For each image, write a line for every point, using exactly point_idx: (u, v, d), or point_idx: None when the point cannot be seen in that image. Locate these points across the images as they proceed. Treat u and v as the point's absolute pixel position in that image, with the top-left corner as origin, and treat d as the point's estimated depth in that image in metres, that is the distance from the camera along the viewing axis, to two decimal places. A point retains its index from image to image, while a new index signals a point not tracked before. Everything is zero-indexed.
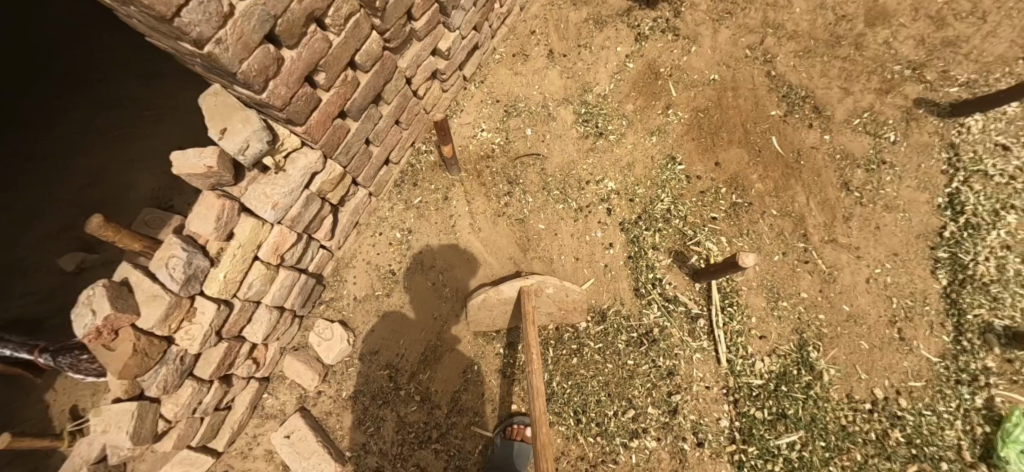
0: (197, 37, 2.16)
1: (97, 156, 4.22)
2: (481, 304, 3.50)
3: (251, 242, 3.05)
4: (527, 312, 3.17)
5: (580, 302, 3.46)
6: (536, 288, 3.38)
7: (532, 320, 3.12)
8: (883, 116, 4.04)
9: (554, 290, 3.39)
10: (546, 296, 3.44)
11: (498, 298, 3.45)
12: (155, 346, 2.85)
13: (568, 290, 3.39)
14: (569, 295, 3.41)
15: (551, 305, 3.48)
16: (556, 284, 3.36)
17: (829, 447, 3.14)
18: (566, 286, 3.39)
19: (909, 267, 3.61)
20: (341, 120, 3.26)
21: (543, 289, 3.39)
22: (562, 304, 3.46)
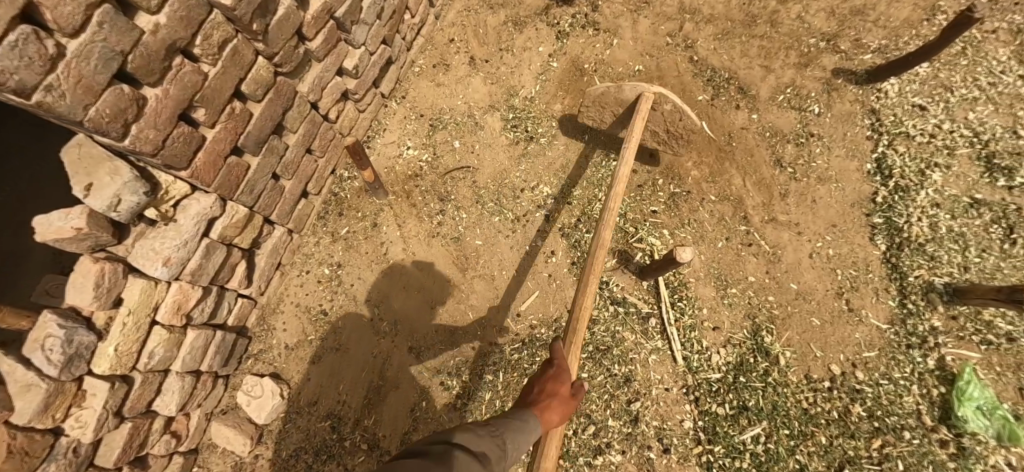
0: (17, 86, 1.90)
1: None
2: (598, 100, 3.57)
3: (144, 305, 2.73)
4: (641, 110, 3.35)
5: (689, 132, 3.48)
6: (657, 96, 3.38)
7: (642, 115, 3.35)
8: (805, 90, 4.05)
9: (670, 108, 3.39)
10: (661, 110, 3.48)
11: (615, 98, 3.47)
12: (37, 442, 2.47)
13: (683, 113, 3.35)
14: (683, 120, 3.41)
15: (660, 121, 3.56)
16: (673, 102, 3.34)
17: (793, 434, 3.04)
18: (682, 109, 3.35)
19: (849, 237, 3.60)
20: (237, 156, 3.00)
21: (663, 101, 3.37)
22: (670, 126, 3.52)
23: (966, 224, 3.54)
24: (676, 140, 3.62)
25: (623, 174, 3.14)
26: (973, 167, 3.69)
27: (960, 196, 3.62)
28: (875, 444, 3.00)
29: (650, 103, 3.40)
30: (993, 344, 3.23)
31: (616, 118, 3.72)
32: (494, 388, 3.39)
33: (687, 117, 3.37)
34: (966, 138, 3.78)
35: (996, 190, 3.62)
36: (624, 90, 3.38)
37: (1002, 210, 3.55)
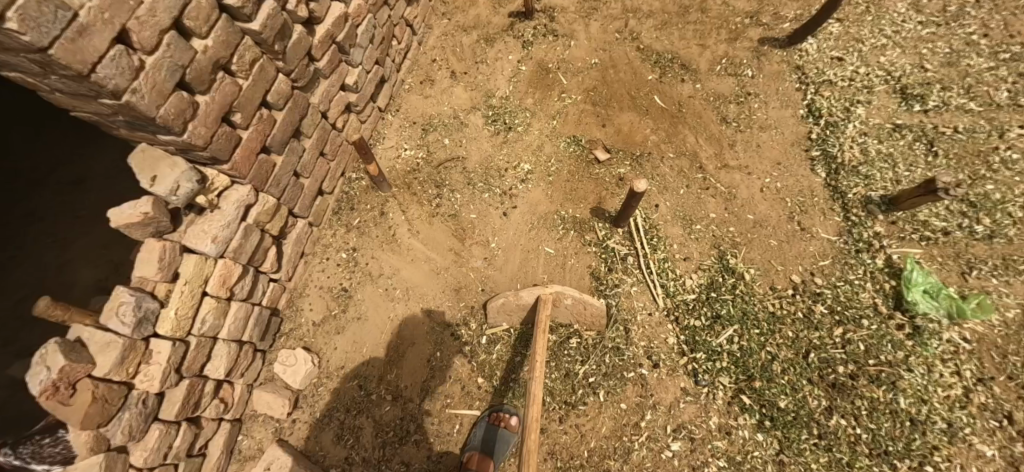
0: (114, 88, 2.57)
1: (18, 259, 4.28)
2: (502, 308, 3.69)
3: (197, 276, 3.27)
4: (541, 317, 3.33)
5: (598, 316, 3.56)
6: (556, 296, 3.51)
7: (544, 329, 3.26)
8: (738, 59, 4.71)
9: (572, 301, 3.52)
10: (566, 305, 3.59)
11: (517, 305, 3.61)
12: (114, 392, 2.97)
13: (587, 303, 3.49)
14: (589, 307, 3.52)
15: (566, 315, 3.64)
16: (572, 296, 3.48)
17: (762, 332, 3.42)
18: (585, 300, 3.49)
19: (793, 171, 4.12)
20: (266, 155, 3.65)
21: (563, 298, 3.51)
22: (580, 315, 3.61)
23: (892, 145, 4.06)
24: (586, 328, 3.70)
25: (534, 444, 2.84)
26: (891, 99, 4.26)
27: (884, 123, 4.17)
28: (837, 331, 3.37)
29: (550, 310, 3.43)
30: (932, 239, 3.67)
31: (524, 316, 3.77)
32: (496, 337, 3.81)
33: (591, 305, 3.49)
34: (881, 77, 4.37)
35: (914, 114, 4.17)
36: (522, 296, 3.57)
37: (921, 129, 4.08)
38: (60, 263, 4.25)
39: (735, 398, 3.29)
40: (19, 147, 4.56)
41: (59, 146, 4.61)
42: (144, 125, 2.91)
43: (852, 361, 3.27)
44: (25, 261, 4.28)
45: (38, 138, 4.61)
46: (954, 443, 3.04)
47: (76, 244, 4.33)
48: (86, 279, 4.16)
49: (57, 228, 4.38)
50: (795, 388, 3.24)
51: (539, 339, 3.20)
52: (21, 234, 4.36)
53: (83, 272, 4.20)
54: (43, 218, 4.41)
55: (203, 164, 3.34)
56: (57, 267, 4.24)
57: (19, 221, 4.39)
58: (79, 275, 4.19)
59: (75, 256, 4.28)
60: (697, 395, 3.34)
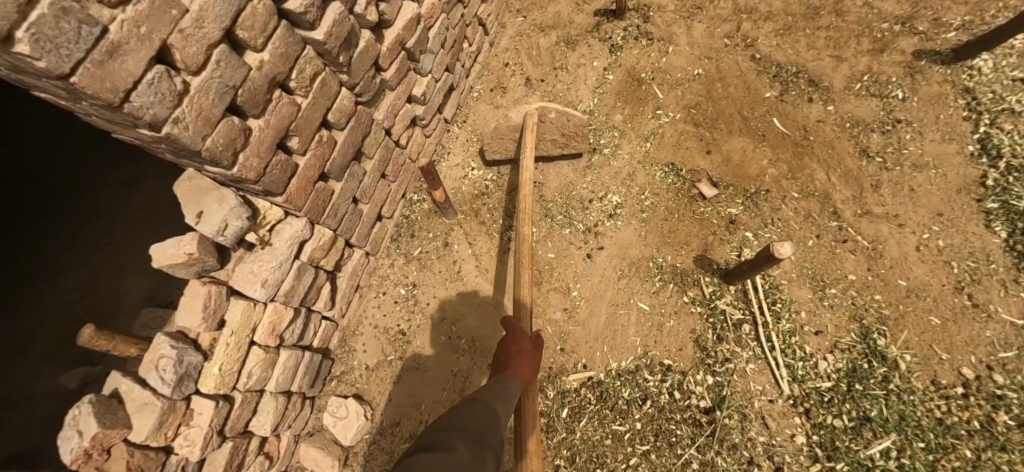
0: (151, 119, 2.11)
1: (66, 257, 3.96)
2: (494, 135, 3.65)
3: (244, 326, 2.84)
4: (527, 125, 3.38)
5: (582, 127, 3.57)
6: (541, 110, 3.43)
7: (530, 149, 3.31)
8: (884, 76, 3.81)
9: (555, 114, 3.44)
10: (550, 121, 3.53)
11: (506, 127, 3.54)
12: (150, 460, 2.58)
13: (569, 114, 3.43)
14: (572, 118, 3.49)
15: (553, 131, 3.62)
16: (555, 109, 3.38)
17: (930, 448, 2.67)
18: (567, 111, 3.44)
19: (959, 226, 3.27)
20: (324, 182, 3.16)
21: (547, 111, 3.43)
22: (564, 129, 3.58)
23: None
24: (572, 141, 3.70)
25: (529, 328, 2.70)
26: None
27: None
28: None
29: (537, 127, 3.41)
30: None
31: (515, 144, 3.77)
32: (577, 408, 3.14)
33: (574, 116, 3.44)
34: None
35: None
36: (511, 115, 3.49)
37: None
38: (114, 267, 3.96)
39: None
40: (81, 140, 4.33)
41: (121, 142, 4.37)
42: (189, 157, 2.46)
43: None
44: (73, 264, 3.96)
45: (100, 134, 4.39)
46: None
47: (128, 247, 4.02)
48: (142, 288, 3.89)
49: (108, 230, 4.07)
50: None
51: (524, 166, 3.26)
52: (71, 231, 4.05)
53: (136, 280, 3.93)
54: (95, 215, 4.11)
55: (255, 196, 2.87)
56: (109, 271, 3.95)
57: (68, 219, 4.08)
58: (131, 283, 3.92)
59: (127, 259, 3.98)
60: None
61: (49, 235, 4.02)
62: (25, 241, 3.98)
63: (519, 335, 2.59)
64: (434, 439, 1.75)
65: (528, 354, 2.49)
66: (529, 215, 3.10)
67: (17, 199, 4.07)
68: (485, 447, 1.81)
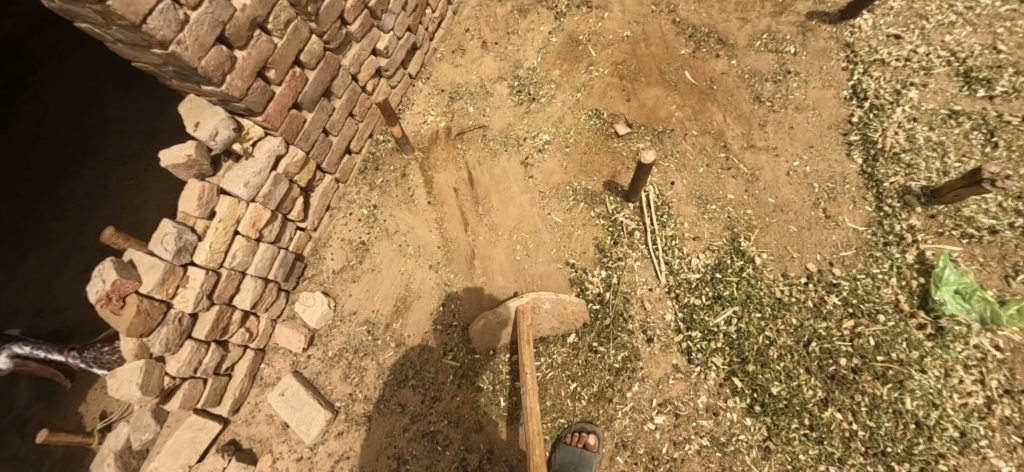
0: (161, 39, 2.86)
1: (97, 193, 4.77)
2: (484, 328, 3.62)
3: (230, 217, 3.61)
4: (522, 331, 3.29)
5: (580, 312, 3.48)
6: (534, 304, 3.44)
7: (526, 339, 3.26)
8: (781, 35, 4.42)
9: (550, 304, 3.44)
10: (546, 309, 3.48)
11: (497, 321, 3.57)
12: (155, 308, 3.36)
13: (565, 301, 3.43)
14: (568, 306, 3.45)
15: (550, 329, 3.54)
16: (549, 299, 3.41)
17: (764, 316, 3.29)
18: (563, 299, 3.43)
19: (825, 155, 3.87)
20: (297, 111, 3.92)
21: (541, 303, 3.44)
22: (561, 317, 3.49)
23: (945, 133, 3.71)
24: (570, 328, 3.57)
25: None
26: (952, 82, 3.87)
27: (939, 109, 3.80)
28: (848, 324, 3.18)
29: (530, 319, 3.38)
30: (975, 237, 3.34)
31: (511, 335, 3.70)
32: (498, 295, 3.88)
33: (569, 300, 3.43)
34: (943, 58, 3.97)
35: (976, 100, 3.77)
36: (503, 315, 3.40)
37: (982, 117, 3.69)
38: (133, 199, 4.75)
39: (726, 380, 3.21)
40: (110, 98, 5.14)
41: (140, 98, 5.14)
42: (190, 76, 3.23)
43: (859, 355, 3.08)
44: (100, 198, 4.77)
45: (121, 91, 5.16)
46: (963, 453, 2.84)
47: (145, 183, 4.80)
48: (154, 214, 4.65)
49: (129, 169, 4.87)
50: (790, 376, 3.11)
51: (523, 360, 3.12)
52: (98, 172, 4.87)
53: (149, 202, 4.71)
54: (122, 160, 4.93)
55: (241, 115, 3.64)
56: (129, 202, 4.74)
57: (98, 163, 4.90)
58: (147, 212, 4.69)
59: (143, 194, 4.76)
60: (688, 374, 3.29)
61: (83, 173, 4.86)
62: (69, 181, 4.85)
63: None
64: None
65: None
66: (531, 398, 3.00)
67: (61, 149, 4.97)
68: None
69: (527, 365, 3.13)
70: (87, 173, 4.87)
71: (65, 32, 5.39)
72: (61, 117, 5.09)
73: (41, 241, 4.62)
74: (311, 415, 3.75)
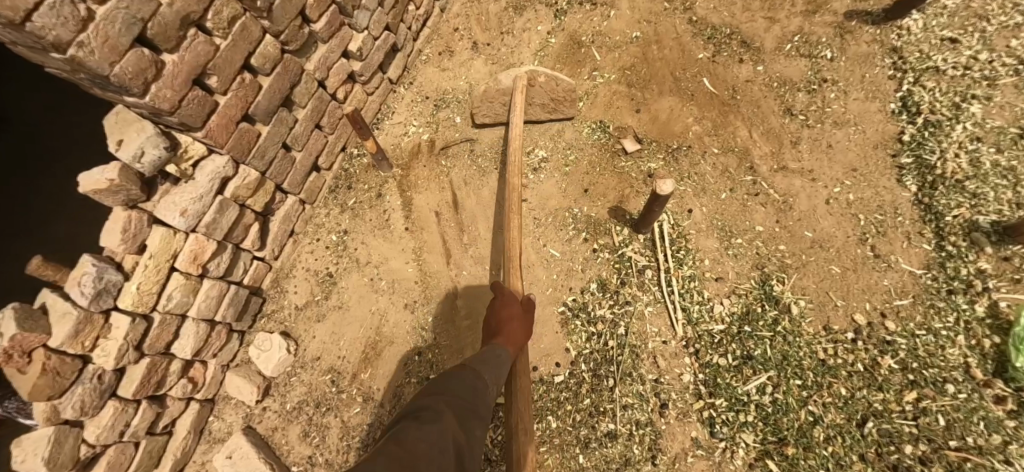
0: (55, 41, 2.26)
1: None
2: (483, 98, 3.71)
3: (164, 252, 3.02)
4: (517, 102, 3.43)
5: (571, 93, 3.63)
6: (530, 76, 3.53)
7: (523, 138, 3.28)
8: (815, 36, 3.82)
9: (545, 78, 3.55)
10: (540, 86, 3.61)
11: (496, 89, 3.61)
12: (67, 365, 2.77)
13: (557, 78, 3.51)
14: (561, 83, 3.57)
15: (542, 95, 3.69)
16: (544, 72, 3.50)
17: (805, 385, 2.70)
18: (557, 75, 3.52)
19: (871, 180, 3.27)
20: (249, 124, 3.33)
21: (536, 76, 3.53)
22: (552, 93, 3.64)
23: (1016, 157, 3.12)
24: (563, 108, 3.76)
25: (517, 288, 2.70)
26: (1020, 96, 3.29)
27: (1006, 127, 3.22)
28: (909, 397, 2.59)
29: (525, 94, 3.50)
30: None
31: (504, 111, 3.84)
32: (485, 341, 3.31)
33: (562, 79, 3.51)
34: (1009, 67, 3.39)
35: None
36: (501, 80, 3.59)
37: None
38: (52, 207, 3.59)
39: (758, 460, 2.63)
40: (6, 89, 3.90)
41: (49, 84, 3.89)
42: (106, 85, 2.64)
43: (925, 438, 2.50)
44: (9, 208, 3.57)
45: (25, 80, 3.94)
46: None
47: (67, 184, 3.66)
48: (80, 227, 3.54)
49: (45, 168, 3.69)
50: (841, 464, 2.53)
51: (514, 121, 3.34)
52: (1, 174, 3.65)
53: None
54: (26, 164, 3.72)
55: (177, 130, 3.05)
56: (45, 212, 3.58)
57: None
58: None
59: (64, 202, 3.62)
60: (711, 451, 2.71)
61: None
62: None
63: (510, 296, 2.56)
64: (421, 407, 1.79)
65: (521, 322, 2.47)
66: (513, 205, 2.98)
67: None
68: (475, 442, 1.80)
69: (517, 105, 3.42)
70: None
71: None
72: None
73: None
74: None
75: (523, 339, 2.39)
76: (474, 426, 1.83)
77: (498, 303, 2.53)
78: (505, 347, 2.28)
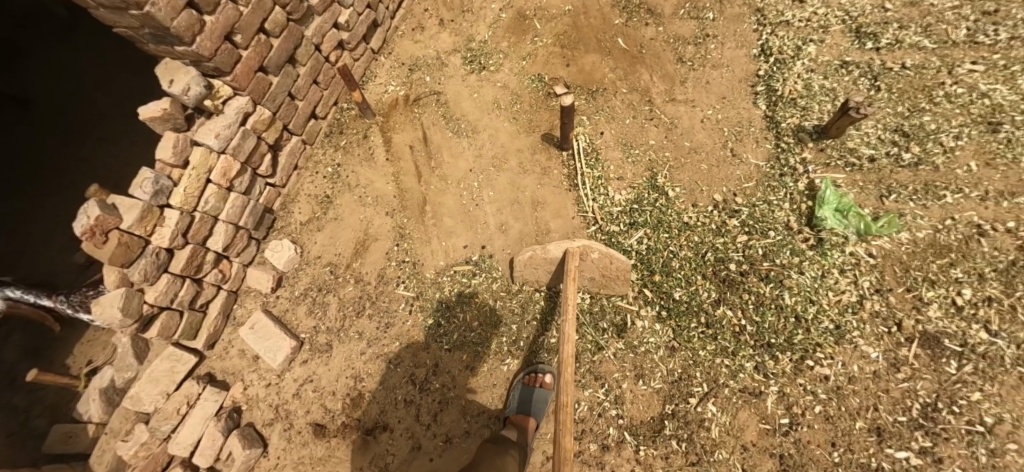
0: (137, 0, 3.30)
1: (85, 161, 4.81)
2: (528, 261, 3.77)
3: (203, 165, 4.04)
4: (567, 270, 3.29)
5: (624, 271, 3.48)
6: (582, 250, 3.44)
7: (571, 284, 3.24)
8: (701, 4, 4.91)
9: (598, 255, 3.44)
10: (592, 260, 3.52)
11: (543, 258, 3.66)
12: (135, 242, 3.77)
13: (612, 258, 3.40)
14: (615, 261, 3.43)
15: (593, 269, 3.57)
16: (598, 251, 3.39)
17: (670, 236, 3.78)
18: (611, 254, 3.41)
19: (735, 104, 4.34)
20: (263, 74, 4.38)
21: (589, 251, 3.44)
22: (605, 270, 3.52)
23: (837, 80, 4.20)
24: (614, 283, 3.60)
25: (568, 454, 2.64)
26: (845, 38, 4.37)
27: (832, 60, 4.29)
28: (741, 239, 3.67)
29: (576, 262, 3.38)
30: (856, 166, 3.82)
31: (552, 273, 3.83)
32: (449, 229, 4.37)
33: (616, 261, 3.39)
34: (839, 17, 4.47)
35: (865, 52, 4.27)
36: (550, 249, 3.61)
37: (868, 66, 4.19)
38: (119, 156, 4.75)
39: (639, 292, 3.66)
40: (74, 80, 5.16)
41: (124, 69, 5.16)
42: (165, 37, 3.68)
43: (748, 262, 3.58)
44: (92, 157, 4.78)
45: (92, 71, 5.21)
46: (838, 343, 3.31)
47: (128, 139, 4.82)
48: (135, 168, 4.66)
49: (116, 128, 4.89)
50: (689, 282, 3.60)
51: (567, 296, 3.21)
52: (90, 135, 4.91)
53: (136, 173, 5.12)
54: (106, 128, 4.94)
55: (211, 75, 4.09)
56: (115, 160, 4.74)
57: (88, 126, 4.95)
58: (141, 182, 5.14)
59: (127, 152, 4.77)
60: (608, 291, 3.71)
61: (70, 153, 4.87)
62: (51, 161, 4.86)
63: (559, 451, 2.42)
64: None
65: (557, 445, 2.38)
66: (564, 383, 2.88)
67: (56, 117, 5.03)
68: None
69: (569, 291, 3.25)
70: (79, 139, 4.92)
71: (49, 17, 5.48)
72: (53, 89, 5.16)
73: (46, 204, 4.73)
74: (277, 344, 4.14)
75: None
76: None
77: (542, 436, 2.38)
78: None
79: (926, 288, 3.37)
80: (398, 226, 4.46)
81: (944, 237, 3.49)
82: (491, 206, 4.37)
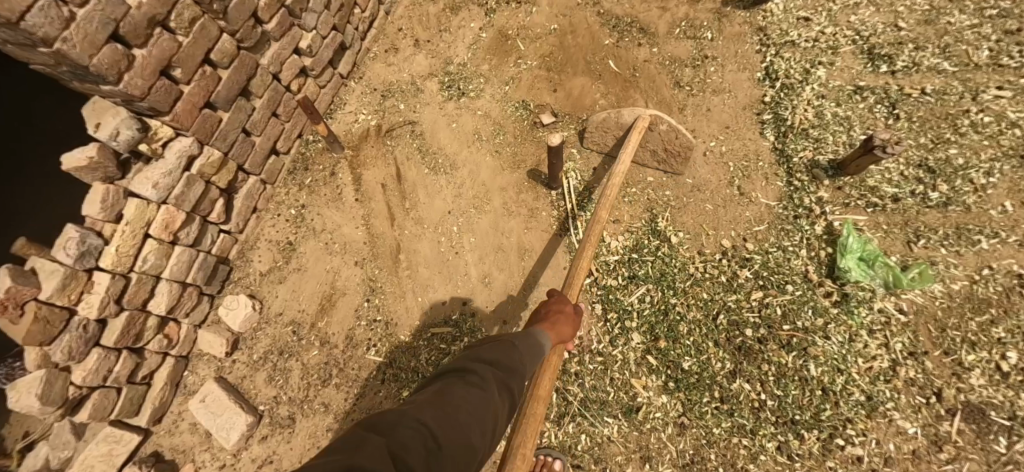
0: (44, 36, 2.77)
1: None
2: (600, 125, 3.82)
3: (139, 219, 3.50)
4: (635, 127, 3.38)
5: (686, 149, 3.52)
6: (652, 120, 3.43)
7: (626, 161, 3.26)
8: (698, 21, 4.50)
9: (667, 127, 3.43)
10: (658, 131, 3.52)
11: (615, 121, 3.68)
12: (56, 314, 3.24)
13: (679, 132, 3.40)
14: (681, 137, 3.44)
15: (657, 142, 3.59)
16: (668, 121, 3.37)
17: (675, 293, 3.34)
18: (678, 128, 3.40)
19: (740, 134, 3.93)
20: (210, 110, 3.85)
21: (659, 122, 3.42)
22: (668, 144, 3.55)
23: (851, 108, 3.80)
24: (671, 159, 3.68)
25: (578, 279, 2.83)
26: (857, 60, 3.98)
27: (844, 86, 3.90)
28: (756, 295, 3.25)
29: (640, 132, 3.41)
30: (878, 206, 3.42)
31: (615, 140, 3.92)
32: (427, 281, 3.92)
33: (683, 135, 3.40)
34: (849, 37, 4.08)
35: (879, 76, 3.88)
36: (624, 113, 3.59)
37: (884, 91, 3.81)
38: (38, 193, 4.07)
39: (642, 359, 3.21)
40: None
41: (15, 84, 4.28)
42: (85, 75, 3.15)
43: (765, 325, 3.16)
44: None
45: None
46: (870, 417, 2.90)
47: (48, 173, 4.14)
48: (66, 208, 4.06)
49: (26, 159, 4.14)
50: (699, 350, 3.17)
51: (624, 152, 3.30)
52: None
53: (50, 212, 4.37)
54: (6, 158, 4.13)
55: (147, 115, 3.56)
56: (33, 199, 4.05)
57: None
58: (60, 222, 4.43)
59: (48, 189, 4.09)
60: (608, 357, 3.25)
61: None
62: None
63: (560, 299, 2.57)
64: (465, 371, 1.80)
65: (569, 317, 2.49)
66: (592, 238, 2.98)
67: None
68: (511, 405, 1.85)
69: (630, 142, 3.33)
70: None
71: None
72: None
73: None
74: (231, 420, 3.61)
75: (566, 331, 2.39)
76: (515, 386, 1.88)
77: (552, 305, 2.52)
78: (550, 337, 2.26)
79: (966, 350, 2.97)
80: (370, 277, 3.99)
81: (982, 290, 3.10)
82: (472, 254, 3.95)
